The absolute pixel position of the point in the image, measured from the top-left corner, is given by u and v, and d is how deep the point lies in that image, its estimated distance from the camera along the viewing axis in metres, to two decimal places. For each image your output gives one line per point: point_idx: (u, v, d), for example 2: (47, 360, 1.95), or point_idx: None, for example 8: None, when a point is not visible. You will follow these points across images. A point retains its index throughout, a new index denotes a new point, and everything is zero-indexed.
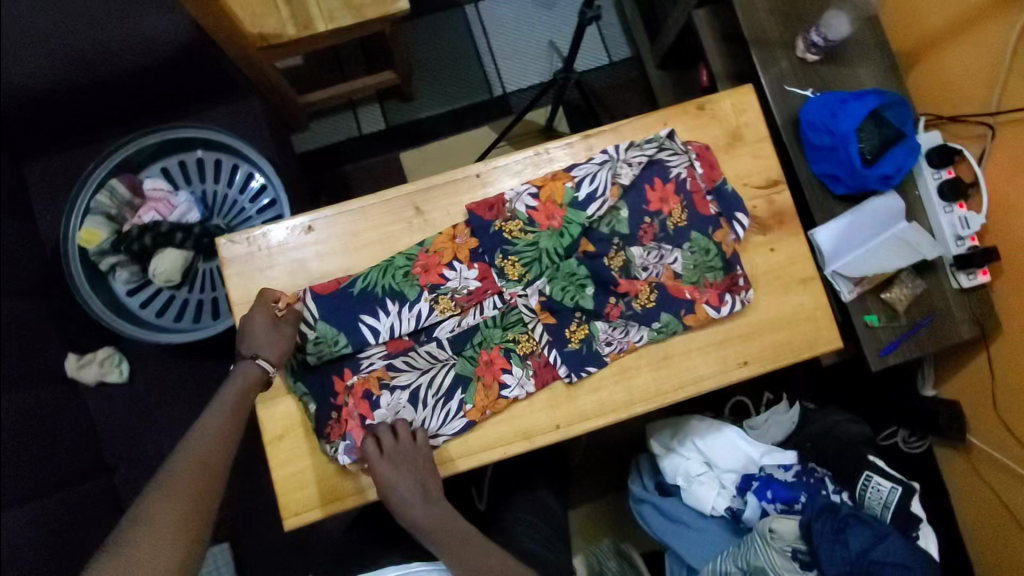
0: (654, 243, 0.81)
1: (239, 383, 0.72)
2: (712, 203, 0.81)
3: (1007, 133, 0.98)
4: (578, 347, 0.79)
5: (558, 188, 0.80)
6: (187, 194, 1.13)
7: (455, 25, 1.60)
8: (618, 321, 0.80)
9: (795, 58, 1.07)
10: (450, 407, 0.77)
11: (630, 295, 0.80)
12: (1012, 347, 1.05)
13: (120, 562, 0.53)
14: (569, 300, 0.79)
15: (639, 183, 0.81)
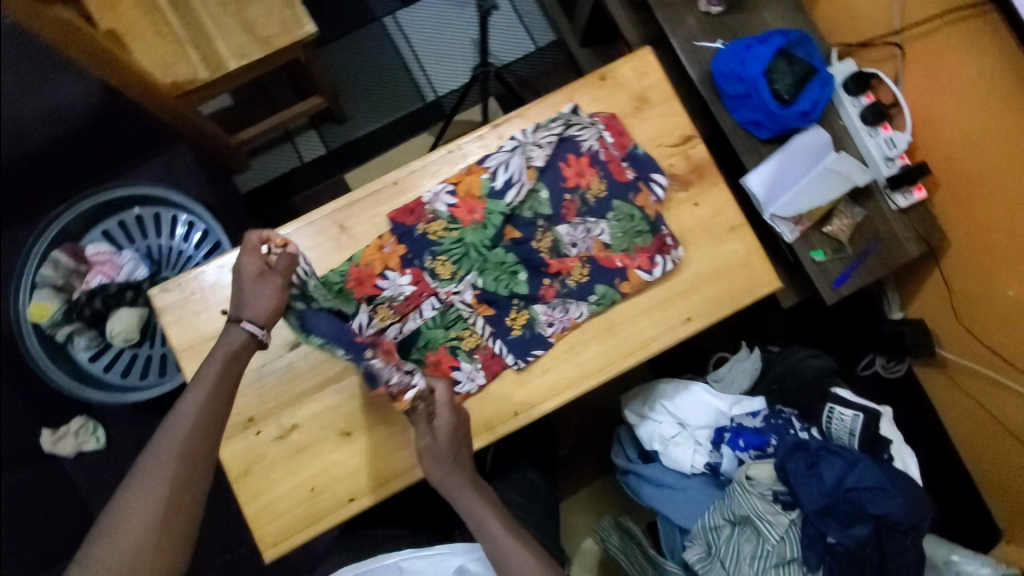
0: (579, 218, 0.82)
1: (225, 346, 0.67)
2: (628, 169, 0.83)
3: (915, 49, 0.99)
4: (521, 333, 0.80)
5: (471, 184, 0.81)
6: (131, 252, 1.13)
7: (377, 40, 1.61)
8: (556, 301, 0.81)
9: (699, 13, 1.07)
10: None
11: (562, 274, 0.81)
12: (964, 254, 1.07)
13: (110, 540, 0.56)
14: (503, 288, 0.81)
15: (554, 162, 0.83)
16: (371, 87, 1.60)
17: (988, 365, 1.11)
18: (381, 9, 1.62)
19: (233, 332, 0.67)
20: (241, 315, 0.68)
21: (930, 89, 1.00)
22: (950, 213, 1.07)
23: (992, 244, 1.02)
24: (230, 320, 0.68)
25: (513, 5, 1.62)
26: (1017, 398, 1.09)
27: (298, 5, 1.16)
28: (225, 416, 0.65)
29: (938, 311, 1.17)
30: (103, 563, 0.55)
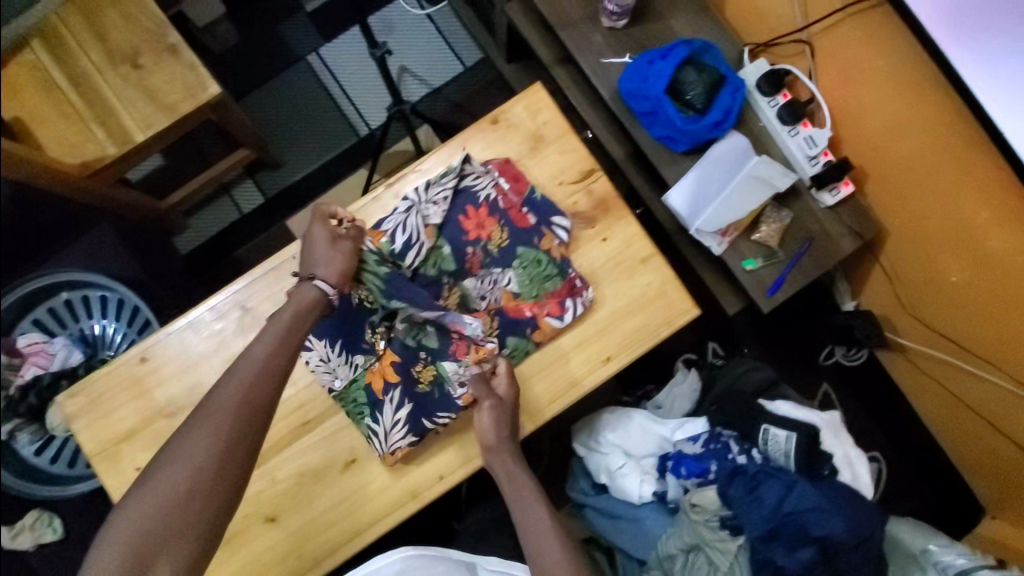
0: (483, 270, 0.80)
1: (295, 302, 0.70)
2: (529, 214, 0.81)
3: (823, 43, 0.95)
4: (429, 389, 0.77)
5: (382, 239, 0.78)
6: (64, 338, 1.11)
7: (303, 79, 1.57)
8: (466, 358, 0.77)
9: (603, 29, 1.04)
10: (404, 416, 0.75)
11: (471, 325, 0.78)
12: (900, 245, 1.04)
13: (150, 493, 0.55)
14: (414, 341, 0.78)
15: (452, 216, 0.80)
16: (302, 129, 1.56)
17: (944, 350, 1.08)
18: (303, 48, 1.58)
19: (305, 289, 0.71)
20: (313, 272, 0.71)
21: (845, 82, 0.96)
22: (884, 205, 1.03)
23: (926, 233, 0.98)
24: (301, 278, 0.72)
25: (438, 28, 1.58)
26: (976, 381, 1.05)
27: (200, 68, 1.14)
28: (281, 375, 0.65)
29: (888, 300, 1.14)
30: (144, 506, 0.55)
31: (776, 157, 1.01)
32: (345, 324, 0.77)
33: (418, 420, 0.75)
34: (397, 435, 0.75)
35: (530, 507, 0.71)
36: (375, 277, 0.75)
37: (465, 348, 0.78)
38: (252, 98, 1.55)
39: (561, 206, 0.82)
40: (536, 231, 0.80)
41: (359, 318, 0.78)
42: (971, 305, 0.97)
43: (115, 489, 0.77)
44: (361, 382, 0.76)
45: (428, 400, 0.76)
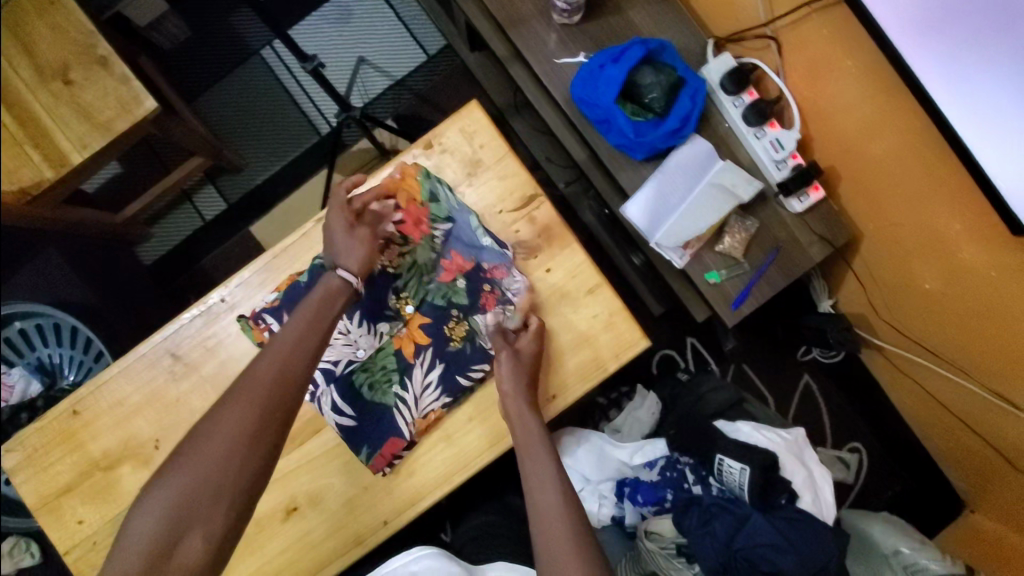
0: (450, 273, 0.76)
1: (321, 296, 0.65)
2: (462, 243, 0.76)
3: (790, 38, 0.87)
4: (461, 346, 0.75)
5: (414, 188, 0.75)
6: (20, 368, 1.12)
7: (258, 75, 1.49)
8: (497, 309, 0.76)
9: (555, 26, 0.96)
10: (437, 377, 0.74)
11: (500, 280, 0.76)
12: (876, 248, 0.98)
13: (183, 468, 0.53)
14: (441, 298, 0.76)
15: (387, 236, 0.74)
16: (260, 128, 1.49)
17: (919, 354, 1.04)
18: (257, 41, 1.49)
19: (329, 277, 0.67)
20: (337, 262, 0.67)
21: (813, 78, 0.89)
22: (856, 209, 0.97)
23: (899, 238, 0.93)
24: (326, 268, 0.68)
25: (397, 14, 1.49)
26: (954, 387, 1.01)
27: None
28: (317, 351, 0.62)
29: (865, 303, 1.09)
30: (176, 484, 0.53)
31: (742, 161, 0.95)
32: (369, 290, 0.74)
33: (453, 379, 0.74)
34: (429, 397, 0.74)
35: (537, 461, 0.66)
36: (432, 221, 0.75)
37: (494, 302, 0.75)
38: (205, 98, 1.47)
39: (503, 235, 0.78)
40: (483, 264, 0.76)
41: (384, 285, 0.74)
42: (943, 313, 0.93)
43: (59, 543, 0.76)
44: (389, 349, 0.75)
45: (463, 357, 0.75)
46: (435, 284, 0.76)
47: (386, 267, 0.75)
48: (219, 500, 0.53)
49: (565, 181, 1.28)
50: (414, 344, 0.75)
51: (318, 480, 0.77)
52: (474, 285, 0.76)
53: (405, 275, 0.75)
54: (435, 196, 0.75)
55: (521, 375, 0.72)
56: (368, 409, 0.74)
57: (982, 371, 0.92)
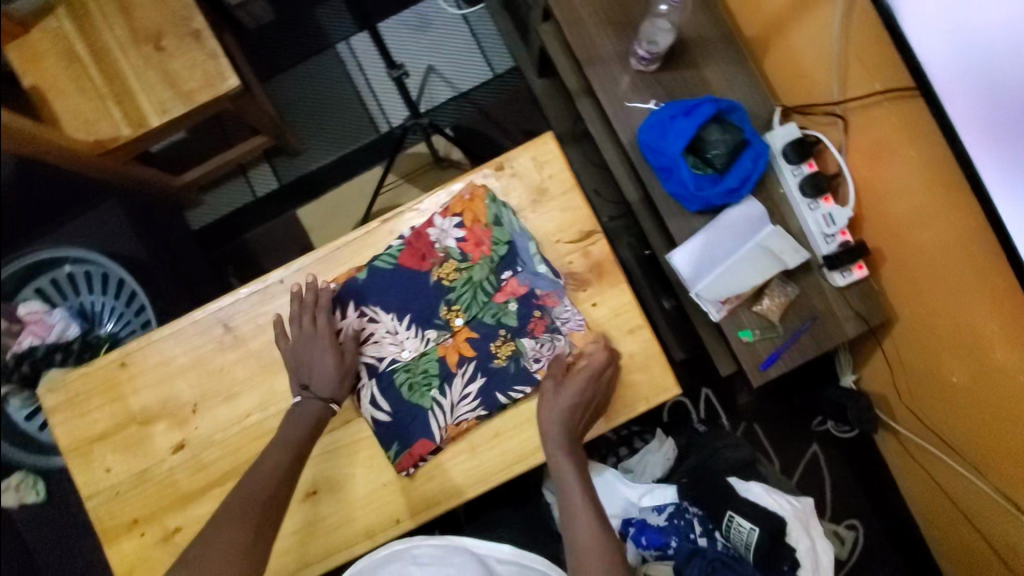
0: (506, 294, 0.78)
1: (306, 417, 0.74)
2: (517, 266, 0.79)
3: (859, 119, 0.90)
4: (506, 364, 0.77)
5: (479, 212, 0.79)
6: (62, 312, 1.07)
7: (330, 67, 1.55)
8: (544, 336, 0.78)
9: (631, 70, 1.00)
10: (476, 390, 0.77)
11: (551, 308, 0.78)
12: (907, 334, 1.00)
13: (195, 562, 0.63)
14: (490, 317, 0.78)
15: (449, 246, 0.79)
16: (323, 117, 1.54)
17: (936, 445, 1.04)
18: (335, 35, 1.54)
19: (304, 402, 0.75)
20: (311, 387, 0.75)
21: (875, 160, 0.91)
22: (896, 292, 0.98)
23: (934, 329, 0.94)
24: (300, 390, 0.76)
25: (473, 30, 1.54)
26: (964, 482, 1.01)
27: (221, 57, 1.12)
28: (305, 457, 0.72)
29: (889, 385, 1.10)
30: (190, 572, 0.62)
31: (792, 229, 0.97)
32: (422, 297, 0.78)
33: (491, 395, 0.77)
34: (464, 409, 0.77)
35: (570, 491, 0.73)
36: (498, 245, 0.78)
37: (543, 329, 0.78)
38: (277, 81, 1.53)
39: (556, 264, 0.80)
40: (536, 288, 0.78)
41: (437, 294, 0.78)
42: (967, 410, 0.94)
43: (83, 486, 0.79)
44: (433, 355, 0.78)
45: (504, 376, 0.77)
46: (487, 303, 0.79)
47: (442, 279, 0.79)
48: (253, 533, 0.66)
49: (608, 216, 1.31)
50: (457, 354, 0.78)
51: (338, 468, 0.78)
52: (527, 310, 0.78)
53: (458, 288, 0.78)
54: (498, 220, 0.79)
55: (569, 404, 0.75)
56: (406, 408, 0.77)
57: (998, 475, 0.92)
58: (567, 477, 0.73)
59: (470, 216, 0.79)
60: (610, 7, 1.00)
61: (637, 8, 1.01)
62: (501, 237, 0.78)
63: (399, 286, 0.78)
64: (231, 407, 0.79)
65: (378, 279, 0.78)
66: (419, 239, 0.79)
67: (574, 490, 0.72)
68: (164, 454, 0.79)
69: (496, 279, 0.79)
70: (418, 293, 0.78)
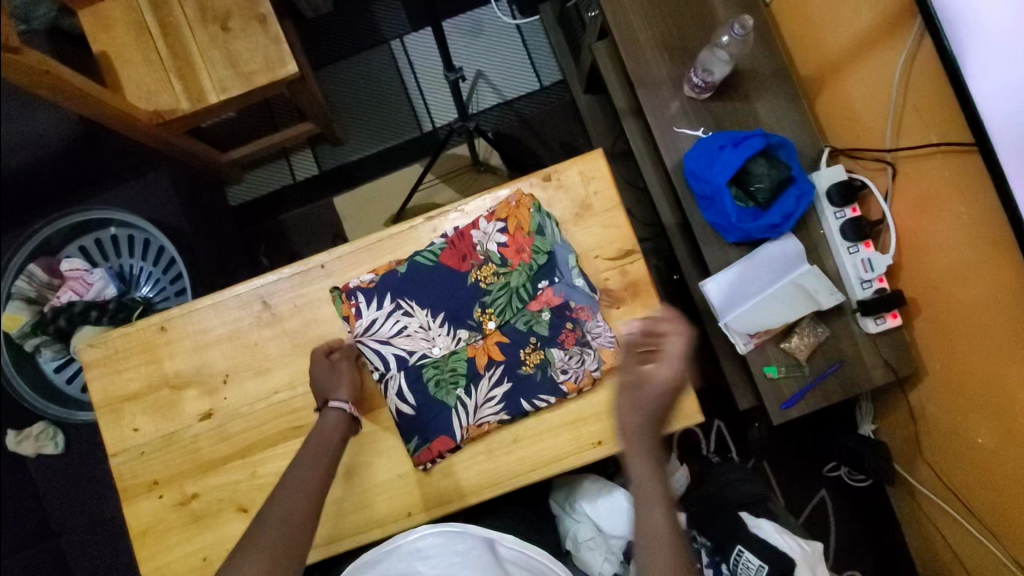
0: (541, 304, 0.79)
1: (325, 428, 0.73)
2: (557, 277, 0.79)
3: (908, 168, 0.90)
4: (532, 372, 0.78)
5: (523, 219, 0.80)
6: (103, 271, 1.16)
7: (381, 62, 1.58)
8: (574, 349, 0.78)
9: (683, 96, 1.01)
10: (501, 394, 0.78)
11: (584, 321, 0.79)
12: (934, 388, 0.99)
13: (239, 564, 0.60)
14: (523, 324, 0.79)
15: (490, 249, 0.80)
16: (370, 110, 1.57)
17: (953, 505, 1.03)
18: (389, 31, 1.58)
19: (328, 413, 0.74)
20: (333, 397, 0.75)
21: (920, 211, 0.91)
22: (929, 344, 0.97)
23: (966, 386, 0.93)
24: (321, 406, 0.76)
25: (524, 41, 1.57)
26: (976, 546, 1.00)
27: (283, 44, 1.15)
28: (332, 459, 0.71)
29: (911, 438, 1.08)
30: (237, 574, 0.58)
31: (828, 271, 0.97)
32: (457, 296, 0.80)
33: (515, 401, 0.78)
34: (486, 412, 0.78)
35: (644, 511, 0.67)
36: (539, 252, 0.79)
37: (572, 341, 0.78)
38: (330, 71, 1.57)
39: (592, 279, 0.81)
40: (571, 301, 0.79)
41: (473, 295, 0.80)
42: (989, 473, 0.92)
43: (110, 443, 0.81)
44: (462, 354, 0.79)
45: (530, 383, 0.78)
46: (521, 310, 0.80)
47: (479, 281, 0.80)
48: (291, 527, 0.64)
49: (640, 237, 1.32)
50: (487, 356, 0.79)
51: (357, 455, 0.80)
52: (558, 321, 0.79)
53: (495, 292, 0.79)
54: (541, 230, 0.80)
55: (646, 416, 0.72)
56: (430, 403, 0.78)
57: (1017, 544, 0.90)
58: (646, 490, 0.68)
59: (515, 222, 0.80)
60: (669, 32, 1.01)
61: (695, 37, 1.02)
62: (542, 246, 0.79)
63: (438, 283, 0.80)
64: (260, 382, 0.81)
65: (419, 272, 0.80)
66: (462, 240, 0.81)
67: (648, 502, 0.68)
68: (191, 420, 0.81)
69: (532, 287, 0.79)
70: (455, 291, 0.80)
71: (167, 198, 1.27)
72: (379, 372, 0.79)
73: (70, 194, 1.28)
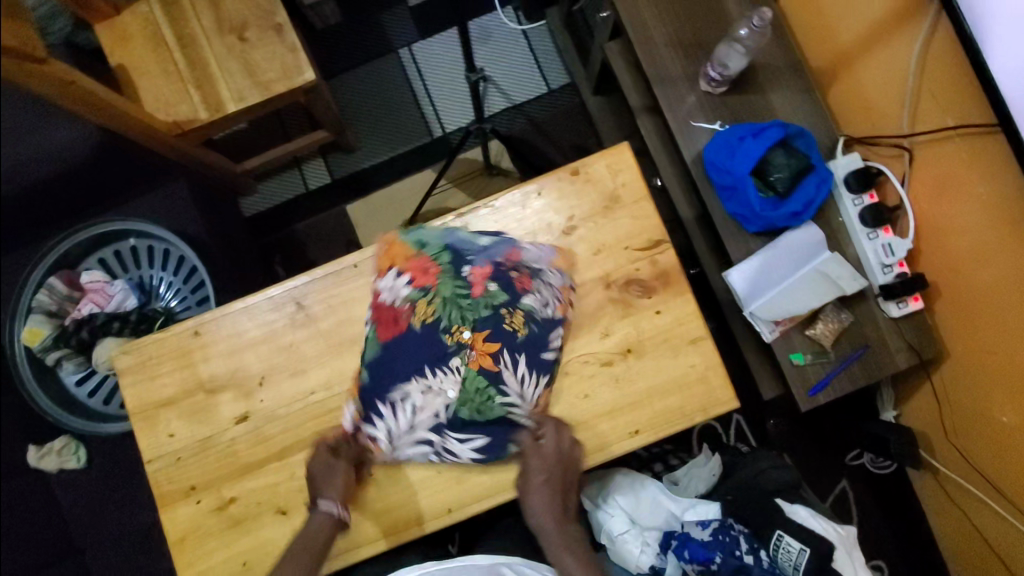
0: (484, 279, 0.76)
1: (312, 538, 0.73)
2: (479, 259, 0.78)
3: (924, 153, 0.91)
4: (526, 334, 0.75)
5: (400, 252, 0.80)
6: (122, 282, 1.16)
7: (390, 70, 1.59)
8: (534, 286, 0.77)
9: (699, 91, 1.03)
10: (524, 367, 0.75)
11: (519, 262, 0.79)
12: (958, 370, 1.00)
13: None
14: (484, 309, 0.75)
15: (399, 289, 0.78)
16: (380, 118, 1.58)
17: (981, 487, 1.03)
18: (397, 40, 1.60)
19: (319, 516, 0.74)
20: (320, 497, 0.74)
21: (938, 194, 0.92)
22: (952, 327, 0.98)
23: (991, 367, 0.93)
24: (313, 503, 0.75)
25: (531, 45, 1.59)
26: (1006, 528, 1.00)
27: (300, 52, 1.16)
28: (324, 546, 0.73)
29: (935, 422, 1.09)
30: None
31: (848, 257, 0.99)
32: (424, 344, 0.74)
33: (540, 360, 0.76)
34: (531, 389, 0.76)
35: None
36: (435, 253, 0.79)
37: (529, 282, 0.78)
38: (340, 80, 1.59)
39: (622, 269, 0.82)
40: (498, 264, 0.78)
41: (435, 325, 0.74)
42: (1018, 452, 0.93)
43: (146, 450, 0.81)
44: (471, 374, 0.73)
45: (538, 339, 0.76)
46: (472, 302, 0.75)
47: (423, 314, 0.75)
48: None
49: None
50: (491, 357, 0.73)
51: None
52: (508, 284, 0.77)
53: (442, 311, 0.75)
54: (421, 244, 0.80)
55: (545, 483, 0.75)
56: (489, 429, 0.75)
57: None
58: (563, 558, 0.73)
59: (399, 258, 0.80)
60: (683, 29, 1.03)
61: (708, 33, 1.04)
62: (433, 250, 0.79)
63: (403, 347, 0.75)
64: (296, 383, 0.81)
65: (383, 358, 0.76)
66: (382, 307, 0.78)
67: None
68: (227, 424, 0.81)
69: (462, 278, 0.76)
70: (424, 338, 0.74)
71: (187, 208, 1.28)
72: (433, 447, 0.75)
73: (89, 208, 1.29)
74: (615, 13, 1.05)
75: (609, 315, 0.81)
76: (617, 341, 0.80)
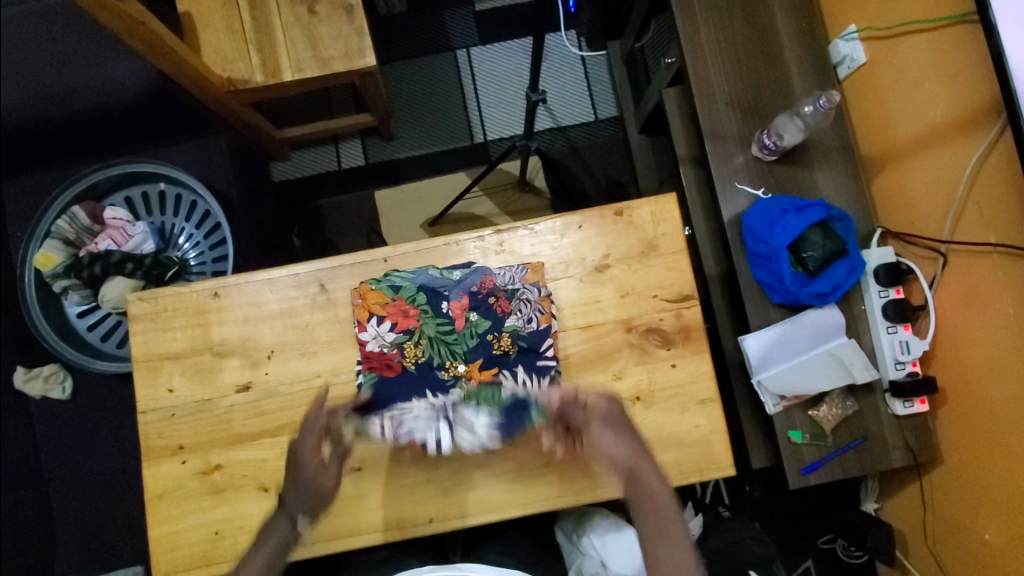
0: (467, 309, 0.79)
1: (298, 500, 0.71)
2: (460, 296, 0.80)
3: (958, 262, 0.92)
4: (513, 353, 0.79)
5: (376, 299, 0.80)
6: (144, 225, 1.16)
7: (445, 67, 1.60)
8: (514, 305, 0.80)
9: (749, 154, 1.03)
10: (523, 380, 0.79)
11: (490, 288, 0.80)
12: (950, 479, 1.00)
13: None
14: (472, 335, 0.79)
15: (385, 336, 0.79)
16: (426, 112, 1.59)
17: None
18: (457, 40, 1.61)
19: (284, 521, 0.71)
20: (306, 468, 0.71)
21: (965, 306, 0.93)
22: (952, 435, 0.99)
23: (983, 482, 0.94)
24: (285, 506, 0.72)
25: (587, 73, 1.60)
26: None
27: (366, 35, 1.16)
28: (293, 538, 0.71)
29: (916, 523, 1.09)
30: None
31: (863, 347, 1.00)
32: (421, 383, 0.78)
33: (536, 371, 0.79)
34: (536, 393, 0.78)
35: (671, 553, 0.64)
36: (411, 293, 0.80)
37: (508, 304, 0.80)
38: (394, 67, 1.59)
39: (646, 316, 0.82)
40: (474, 297, 0.80)
41: (428, 371, 0.78)
42: (994, 571, 0.93)
43: (142, 400, 0.80)
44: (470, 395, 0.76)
45: (531, 352, 0.79)
46: (458, 337, 0.79)
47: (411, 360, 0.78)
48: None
49: None
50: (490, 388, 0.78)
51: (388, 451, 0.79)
52: (489, 312, 0.79)
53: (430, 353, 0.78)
54: (397, 288, 0.80)
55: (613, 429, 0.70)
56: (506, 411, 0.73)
57: None
58: (648, 481, 0.67)
59: (375, 303, 0.80)
60: (745, 91, 1.04)
61: (770, 100, 1.04)
62: (407, 294, 0.80)
63: (404, 391, 0.77)
64: (304, 364, 0.81)
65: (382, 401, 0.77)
66: (373, 356, 0.79)
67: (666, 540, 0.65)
68: (227, 391, 0.80)
69: (442, 316, 0.79)
70: (421, 379, 0.78)
71: (222, 166, 1.29)
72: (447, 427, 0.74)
73: (126, 145, 1.29)
74: (683, 62, 1.06)
75: (625, 359, 0.81)
76: (627, 386, 0.80)
